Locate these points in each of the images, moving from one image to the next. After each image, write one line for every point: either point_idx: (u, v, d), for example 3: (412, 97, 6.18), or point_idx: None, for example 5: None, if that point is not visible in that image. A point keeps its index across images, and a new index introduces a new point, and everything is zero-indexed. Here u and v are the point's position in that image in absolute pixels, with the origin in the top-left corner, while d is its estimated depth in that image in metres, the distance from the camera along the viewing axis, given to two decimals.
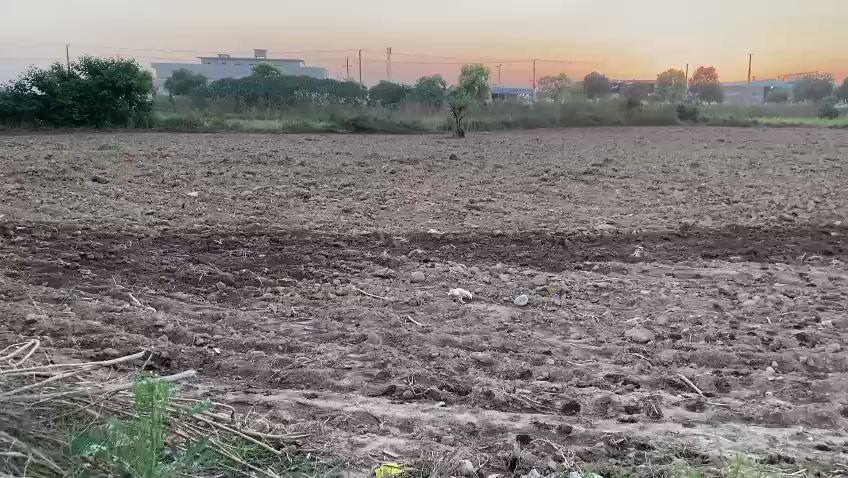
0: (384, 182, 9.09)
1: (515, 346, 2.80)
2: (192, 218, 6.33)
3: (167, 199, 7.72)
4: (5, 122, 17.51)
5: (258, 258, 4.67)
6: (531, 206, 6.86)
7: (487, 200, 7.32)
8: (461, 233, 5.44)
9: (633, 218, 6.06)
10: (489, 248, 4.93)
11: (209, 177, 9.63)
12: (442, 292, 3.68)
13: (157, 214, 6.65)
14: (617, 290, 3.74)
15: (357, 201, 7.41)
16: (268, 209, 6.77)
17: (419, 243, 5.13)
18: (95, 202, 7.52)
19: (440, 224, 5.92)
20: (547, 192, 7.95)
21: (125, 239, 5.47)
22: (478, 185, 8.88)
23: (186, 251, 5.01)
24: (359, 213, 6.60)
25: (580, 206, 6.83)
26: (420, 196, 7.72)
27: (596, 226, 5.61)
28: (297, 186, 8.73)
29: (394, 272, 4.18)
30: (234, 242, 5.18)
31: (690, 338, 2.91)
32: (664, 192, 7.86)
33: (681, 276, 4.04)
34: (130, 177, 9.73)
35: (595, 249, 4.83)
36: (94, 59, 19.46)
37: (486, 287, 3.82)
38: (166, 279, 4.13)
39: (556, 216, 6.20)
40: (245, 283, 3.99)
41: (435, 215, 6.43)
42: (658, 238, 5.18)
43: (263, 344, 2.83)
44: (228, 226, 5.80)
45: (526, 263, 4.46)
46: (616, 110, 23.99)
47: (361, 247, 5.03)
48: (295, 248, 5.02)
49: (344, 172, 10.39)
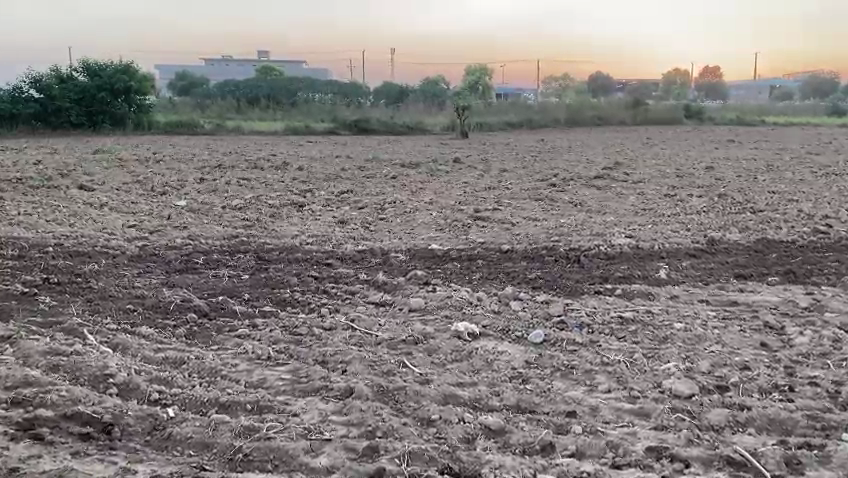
0: (384, 189, 8.62)
1: (532, 405, 2.32)
2: (176, 232, 5.87)
3: (153, 209, 7.26)
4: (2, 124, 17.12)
5: (239, 281, 4.20)
6: (541, 215, 6.39)
7: (494, 209, 6.85)
8: (466, 249, 4.96)
9: (653, 230, 5.58)
10: (497, 267, 4.45)
11: (201, 184, 9.17)
12: (445, 326, 3.21)
13: (140, 227, 6.19)
14: (644, 324, 3.25)
15: (354, 210, 6.95)
16: (259, 220, 6.30)
17: (419, 261, 4.65)
18: (75, 213, 7.06)
19: (443, 238, 5.45)
20: (557, 200, 7.47)
21: (99, 257, 4.99)
22: (483, 191, 8.41)
23: (162, 271, 4.54)
24: (356, 224, 6.13)
25: (594, 216, 6.35)
26: (422, 205, 7.25)
27: (614, 240, 5.13)
28: (292, 193, 8.26)
29: (390, 298, 3.70)
30: (216, 261, 4.71)
31: (742, 391, 2.44)
32: (681, 199, 7.38)
33: (716, 304, 3.55)
34: (118, 184, 9.27)
35: (614, 269, 4.35)
36: (93, 61, 19.04)
37: (495, 318, 3.34)
38: (131, 309, 3.65)
39: (569, 228, 5.72)
40: (221, 314, 3.51)
41: (438, 226, 5.96)
42: (682, 255, 4.70)
43: (229, 403, 2.37)
44: (211, 242, 5.32)
45: (540, 287, 3.98)
46: (622, 109, 23.50)
47: (355, 267, 4.55)
48: (283, 267, 4.54)
49: (344, 177, 9.93)
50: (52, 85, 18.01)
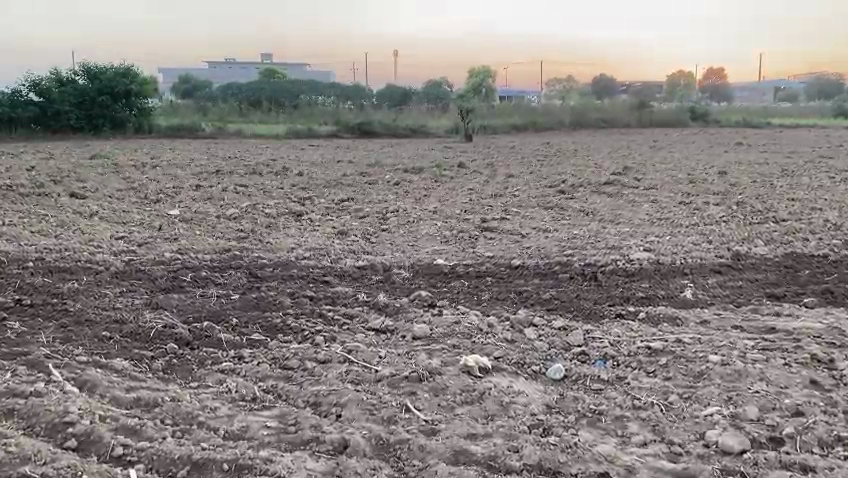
0: (387, 196, 8.30)
1: (557, 465, 2.00)
2: (166, 244, 5.55)
3: (145, 219, 6.94)
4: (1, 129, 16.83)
5: (228, 303, 3.87)
6: (552, 226, 6.07)
7: (502, 219, 6.53)
8: (473, 264, 4.63)
9: (672, 242, 5.24)
10: (509, 285, 4.12)
11: (197, 191, 8.86)
12: (453, 358, 2.87)
13: (129, 239, 5.87)
14: (675, 355, 2.92)
15: (354, 220, 6.63)
16: (255, 231, 5.98)
17: (424, 279, 4.32)
18: (63, 223, 6.74)
19: (448, 251, 5.12)
20: (567, 208, 7.14)
21: (81, 273, 4.66)
22: (489, 199, 8.09)
23: (146, 291, 4.21)
24: (356, 236, 5.82)
25: (607, 226, 6.03)
26: (426, 214, 6.94)
27: (632, 254, 4.80)
28: (291, 201, 7.94)
29: (392, 324, 3.37)
30: (205, 280, 4.37)
31: (800, 446, 2.11)
32: (698, 208, 7.04)
33: (752, 330, 3.22)
34: (112, 191, 8.97)
35: (635, 288, 4.01)
36: (93, 64, 18.75)
37: (508, 347, 3.00)
38: (105, 335, 3.32)
39: (582, 240, 5.39)
40: (205, 343, 3.18)
41: (444, 238, 5.64)
42: (707, 271, 4.37)
43: (204, 461, 2.06)
44: (201, 256, 4.99)
45: (556, 309, 3.65)
46: (627, 111, 23.17)
47: (354, 285, 4.22)
48: (277, 286, 4.22)
49: (345, 184, 9.61)
50: (52, 87, 17.71)
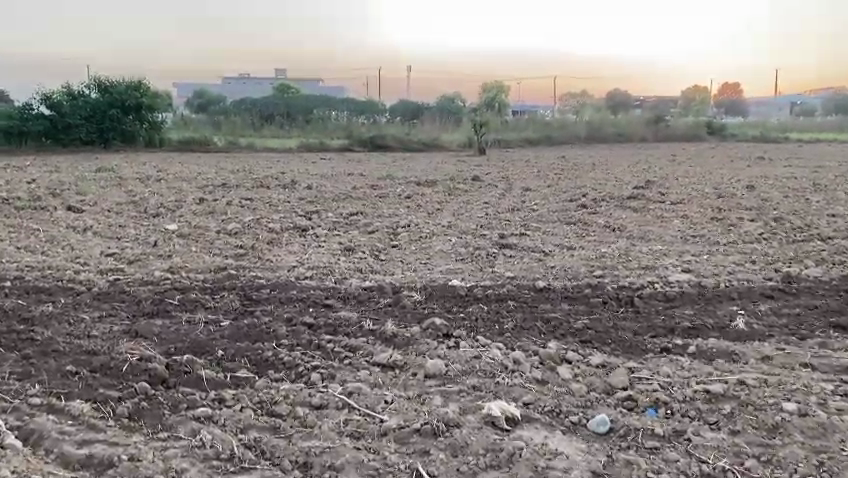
0: (398, 210, 7.85)
1: None
2: (159, 262, 5.12)
3: (141, 234, 6.53)
4: (10, 142, 16.57)
5: (216, 333, 3.41)
6: (577, 242, 5.61)
7: (522, 234, 6.06)
8: (493, 286, 4.16)
9: (711, 263, 4.75)
10: (535, 312, 3.64)
11: (199, 205, 8.45)
12: (473, 404, 2.41)
13: (119, 256, 5.45)
14: (740, 401, 2.43)
15: (363, 236, 6.18)
16: (255, 248, 5.54)
17: (438, 304, 3.85)
18: (53, 238, 6.32)
19: (465, 271, 4.66)
20: (591, 223, 6.66)
21: (60, 295, 4.22)
22: (507, 213, 7.64)
23: (127, 316, 3.77)
24: (364, 253, 5.37)
25: (637, 245, 5.54)
26: (440, 229, 6.48)
27: (671, 277, 4.31)
28: (296, 215, 7.51)
29: (401, 358, 2.91)
30: (194, 303, 3.93)
31: None
32: (733, 224, 6.55)
33: (827, 371, 2.73)
34: (111, 205, 8.57)
35: (678, 318, 3.54)
36: (104, 78, 18.42)
37: (538, 391, 2.53)
38: (69, 370, 2.88)
39: (611, 259, 4.92)
40: (182, 382, 2.72)
41: (459, 256, 5.17)
42: (757, 296, 3.88)
43: None
44: (193, 276, 4.54)
45: (591, 342, 3.18)
46: (643, 125, 22.69)
47: (359, 310, 3.76)
48: (273, 312, 3.76)
49: (354, 197, 9.17)
50: (63, 101, 17.44)
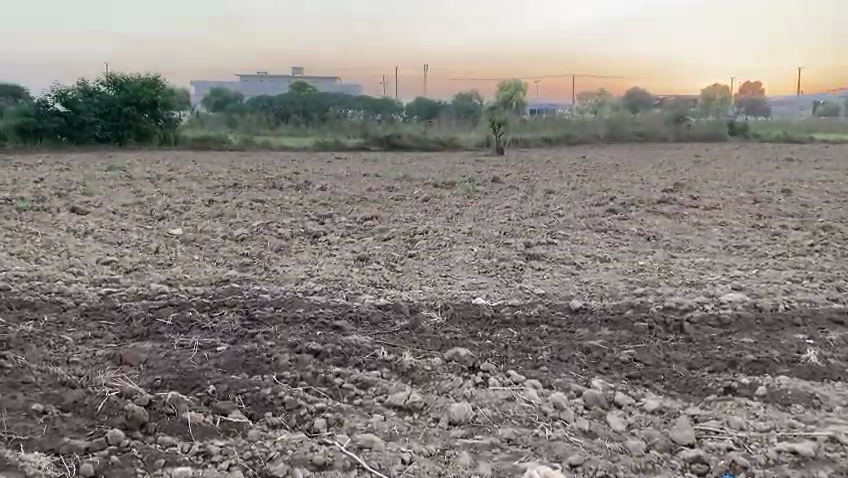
0: (416, 214, 7.43)
1: None
2: (159, 272, 4.74)
3: (144, 239, 6.16)
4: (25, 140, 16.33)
5: (210, 361, 3.00)
6: (610, 253, 5.18)
7: (549, 243, 5.62)
8: (523, 306, 3.72)
9: (763, 280, 4.28)
10: (573, 341, 3.21)
11: (208, 207, 8.08)
12: (509, 467, 2.00)
13: (117, 264, 5.07)
14: (838, 467, 1.99)
15: (378, 243, 5.77)
16: (263, 256, 5.16)
17: (461, 327, 3.42)
18: (49, 243, 5.96)
19: (491, 286, 4.23)
20: (622, 231, 6.21)
21: (44, 311, 3.83)
22: (530, 218, 7.22)
23: (114, 338, 3.36)
24: (379, 263, 4.96)
25: (676, 257, 5.09)
26: (460, 236, 6.05)
27: (723, 296, 3.86)
28: (309, 219, 7.12)
29: (421, 398, 2.49)
30: (189, 323, 3.52)
31: None
32: (777, 232, 6.08)
33: None
34: (117, 206, 8.22)
35: (738, 348, 3.09)
36: (118, 75, 18.13)
37: (587, 448, 2.11)
38: (35, 408, 2.48)
39: (650, 274, 4.49)
40: (164, 427, 2.32)
41: (483, 268, 4.73)
42: (825, 322, 3.42)
43: None
44: (192, 289, 4.14)
45: (642, 380, 2.75)
46: (665, 125, 22.10)
47: (371, 334, 3.34)
48: (276, 336, 3.34)
49: (369, 200, 8.77)
50: (78, 98, 17.17)
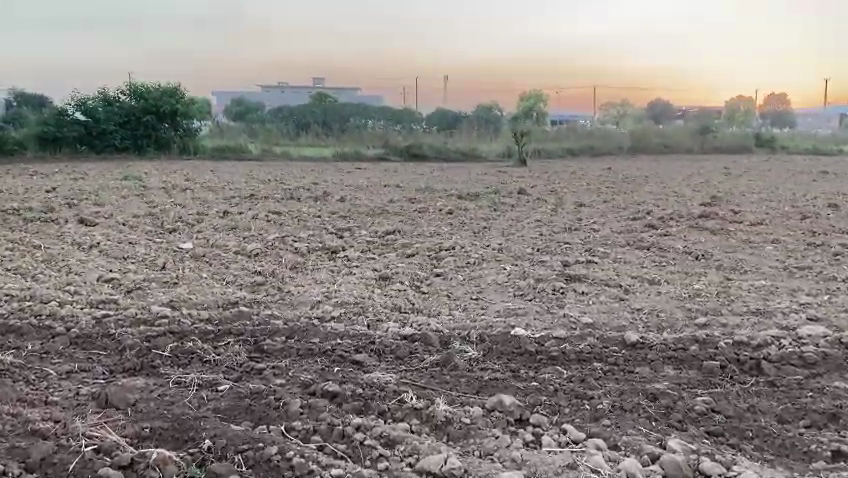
0: (440, 228, 6.98)
1: None
2: (164, 292, 4.32)
3: (152, 253, 5.76)
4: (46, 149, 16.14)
5: (208, 406, 2.55)
6: (657, 275, 4.69)
7: (589, 262, 5.13)
8: (570, 338, 3.24)
9: (840, 309, 3.77)
10: (634, 384, 2.73)
11: (222, 219, 7.69)
12: None
13: (118, 282, 4.66)
14: None
15: (401, 260, 5.32)
16: (277, 274, 4.73)
17: (500, 364, 2.95)
18: (50, 257, 5.57)
19: (530, 313, 3.76)
20: (666, 249, 5.71)
21: (29, 339, 3.41)
22: (563, 233, 6.75)
23: (102, 372, 2.94)
24: (403, 283, 4.51)
25: (732, 280, 4.59)
26: (490, 253, 5.60)
27: (800, 329, 3.35)
28: (327, 233, 6.70)
29: (460, 462, 2.05)
30: (189, 356, 3.08)
31: None
32: (837, 252, 5.55)
33: None
34: (127, 217, 7.85)
35: (834, 395, 2.61)
36: (139, 83, 17.89)
37: None
38: None
39: (708, 300, 3.99)
40: None
41: (519, 291, 4.27)
42: None
43: None
44: (196, 314, 3.71)
45: (726, 439, 2.28)
46: (690, 135, 21.47)
47: (397, 372, 2.88)
48: (288, 373, 2.90)
49: (391, 212, 8.34)
50: (98, 107, 16.95)
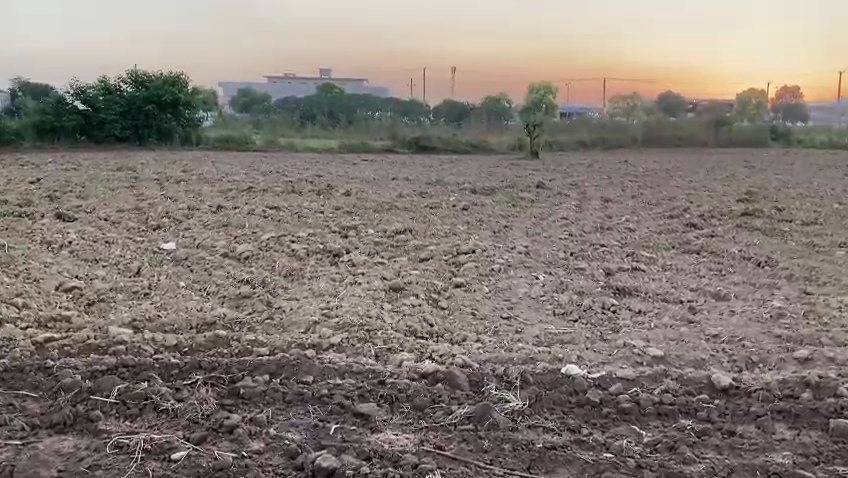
0: (456, 227, 6.21)
1: None
2: (130, 307, 3.56)
3: (129, 255, 5.00)
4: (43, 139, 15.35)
5: None
6: (720, 288, 3.92)
7: (636, 270, 4.35)
8: (645, 382, 2.46)
9: None
10: (745, 458, 1.99)
11: (215, 215, 6.92)
12: None
13: (79, 293, 3.91)
14: None
15: (414, 266, 4.54)
16: (265, 285, 3.96)
17: (555, 421, 2.21)
18: (12, 258, 4.83)
19: (580, 341, 2.98)
20: (721, 255, 4.93)
21: None
22: (596, 234, 5.97)
23: (23, 428, 2.19)
24: (418, 297, 3.74)
25: (811, 295, 3.81)
26: (518, 257, 4.83)
27: None
28: (330, 231, 5.95)
29: None
30: (140, 403, 2.33)
31: None
32: None
33: None
34: (111, 212, 7.10)
35: None
36: (141, 72, 16.84)
37: None
38: None
39: (796, 323, 3.23)
40: None
41: (559, 308, 3.50)
42: None
43: None
44: (160, 338, 2.95)
45: None
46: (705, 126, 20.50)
47: (418, 432, 2.14)
48: (272, 431, 2.15)
49: (400, 208, 7.57)
50: (99, 95, 16.05)
